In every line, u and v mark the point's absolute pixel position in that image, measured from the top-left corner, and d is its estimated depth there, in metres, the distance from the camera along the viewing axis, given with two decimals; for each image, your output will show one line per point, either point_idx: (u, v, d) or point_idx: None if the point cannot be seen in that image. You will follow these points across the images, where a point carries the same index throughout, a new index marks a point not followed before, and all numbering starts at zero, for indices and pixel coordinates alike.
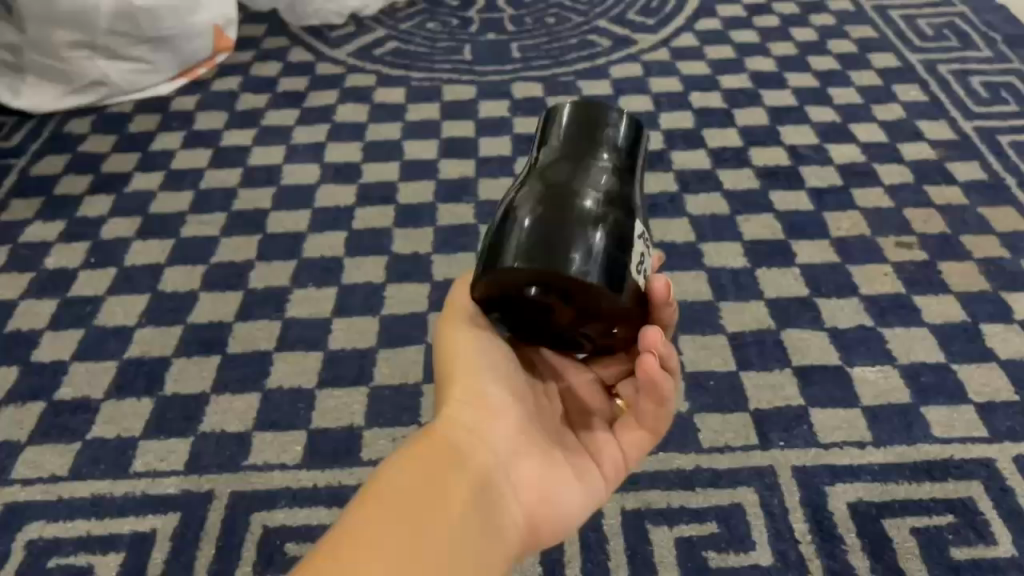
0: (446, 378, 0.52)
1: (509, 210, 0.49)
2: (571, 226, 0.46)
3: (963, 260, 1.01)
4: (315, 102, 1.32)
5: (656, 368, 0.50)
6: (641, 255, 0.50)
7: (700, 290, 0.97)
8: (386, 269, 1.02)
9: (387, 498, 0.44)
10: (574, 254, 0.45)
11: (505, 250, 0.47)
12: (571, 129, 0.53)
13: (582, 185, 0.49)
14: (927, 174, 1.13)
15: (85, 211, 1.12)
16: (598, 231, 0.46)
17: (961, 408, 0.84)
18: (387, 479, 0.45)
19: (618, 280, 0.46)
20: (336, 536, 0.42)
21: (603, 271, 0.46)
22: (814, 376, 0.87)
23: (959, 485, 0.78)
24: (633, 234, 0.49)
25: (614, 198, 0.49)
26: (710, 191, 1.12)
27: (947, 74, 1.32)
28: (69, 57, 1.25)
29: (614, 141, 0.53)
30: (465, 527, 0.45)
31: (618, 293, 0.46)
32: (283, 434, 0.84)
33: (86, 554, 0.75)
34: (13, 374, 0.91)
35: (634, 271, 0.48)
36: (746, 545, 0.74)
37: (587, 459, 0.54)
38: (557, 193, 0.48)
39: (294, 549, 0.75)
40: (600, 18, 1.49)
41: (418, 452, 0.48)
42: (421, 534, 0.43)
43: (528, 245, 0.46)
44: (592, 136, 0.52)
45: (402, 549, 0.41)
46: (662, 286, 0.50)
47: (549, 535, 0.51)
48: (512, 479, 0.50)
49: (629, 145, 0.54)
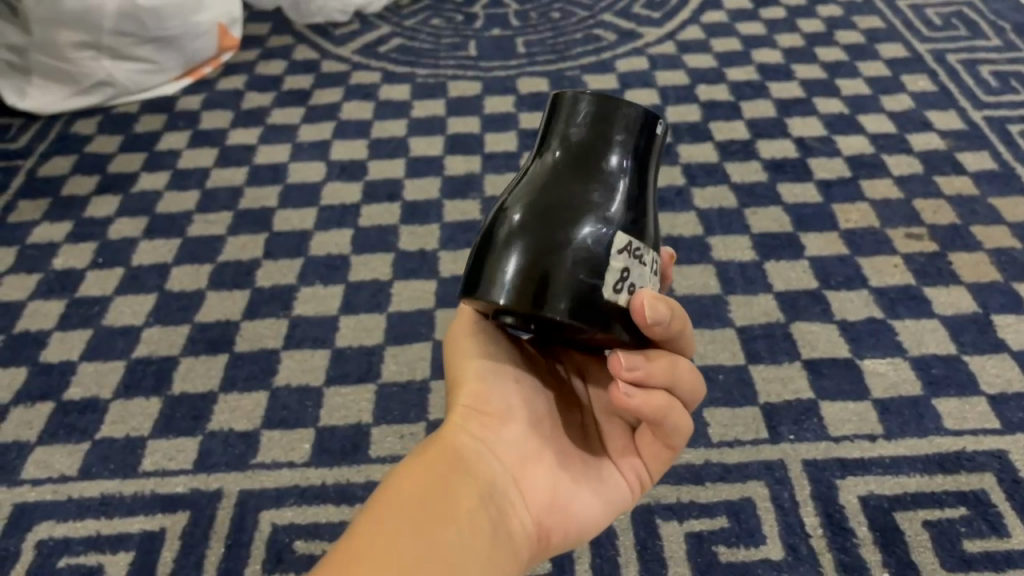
0: (456, 390, 0.53)
1: (495, 227, 0.48)
2: (550, 254, 0.45)
3: (973, 251, 1.00)
4: (320, 100, 1.31)
5: (628, 394, 0.47)
6: (625, 270, 0.46)
7: (708, 284, 0.97)
8: (393, 267, 1.02)
9: (392, 502, 0.44)
10: (546, 291, 0.44)
11: (484, 278, 0.46)
12: (572, 125, 0.49)
13: (568, 205, 0.46)
14: (937, 165, 1.12)
15: (92, 211, 1.13)
16: (574, 262, 0.45)
17: (973, 399, 0.84)
18: (392, 487, 0.46)
19: (593, 313, 0.44)
20: (340, 542, 0.42)
21: (575, 307, 0.44)
22: (824, 369, 0.87)
23: (972, 476, 0.77)
24: (618, 252, 0.46)
25: (609, 217, 0.46)
26: (717, 184, 1.11)
27: (955, 63, 1.31)
28: (74, 58, 1.25)
29: (620, 136, 0.49)
30: (473, 527, 0.44)
31: (592, 327, 0.44)
32: (291, 432, 0.84)
33: (96, 553, 0.75)
34: (22, 375, 0.91)
35: (612, 292, 0.45)
36: (756, 539, 0.73)
37: (603, 468, 0.53)
38: (540, 214, 0.46)
39: (303, 547, 0.75)
40: (605, 12, 1.49)
41: (424, 459, 0.48)
42: (424, 533, 0.42)
43: (504, 276, 0.45)
44: (593, 132, 0.49)
45: (409, 545, 0.41)
46: (639, 307, 0.45)
47: (563, 540, 0.50)
48: (520, 482, 0.49)
49: (642, 133, 0.50)
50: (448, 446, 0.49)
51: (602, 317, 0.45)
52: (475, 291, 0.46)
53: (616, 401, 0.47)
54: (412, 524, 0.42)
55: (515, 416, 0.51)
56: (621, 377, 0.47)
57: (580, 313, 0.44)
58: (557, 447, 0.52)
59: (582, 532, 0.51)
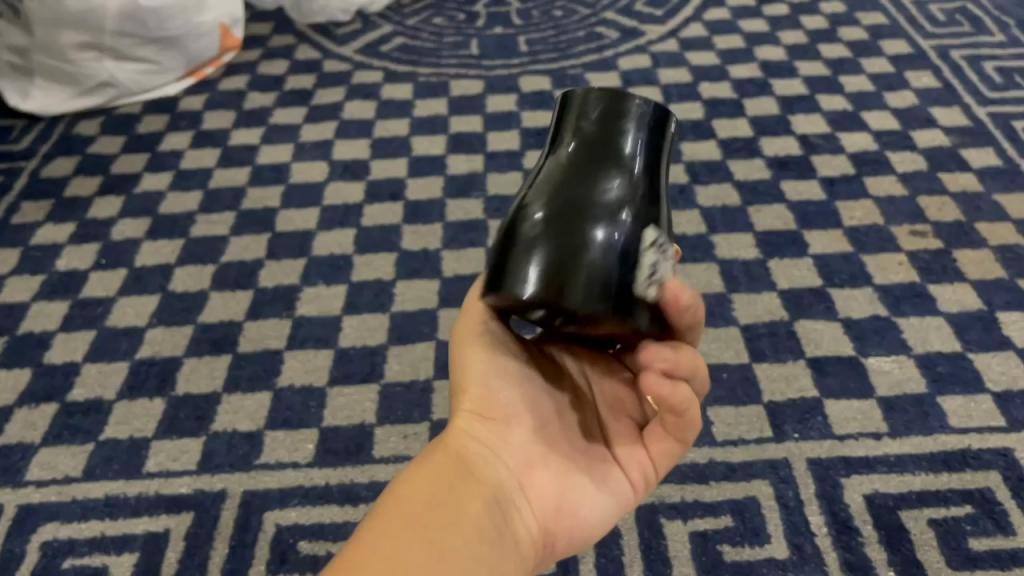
0: (460, 392, 0.53)
1: (517, 220, 0.48)
2: (579, 242, 0.45)
3: (978, 248, 0.99)
4: (323, 100, 1.31)
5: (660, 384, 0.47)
6: (653, 262, 0.47)
7: (712, 282, 0.97)
8: (396, 266, 1.02)
9: (395, 511, 0.44)
10: (578, 279, 0.44)
11: (511, 270, 0.46)
12: (588, 121, 0.50)
13: (594, 194, 0.47)
14: (942, 161, 1.12)
15: (95, 212, 1.13)
16: (605, 251, 0.45)
17: (978, 397, 0.83)
18: (399, 494, 0.46)
19: (625, 301, 0.45)
20: (343, 552, 0.42)
21: (607, 295, 0.44)
22: (828, 368, 0.87)
23: (977, 475, 0.77)
24: (644, 243, 0.47)
25: (629, 206, 0.47)
26: (721, 182, 1.11)
27: (959, 60, 1.30)
28: (77, 59, 1.25)
29: (636, 130, 0.50)
30: (479, 534, 0.44)
31: (624, 316, 0.44)
32: (295, 432, 0.84)
33: (101, 554, 0.75)
34: (26, 376, 0.91)
35: (641, 284, 0.46)
36: (761, 538, 0.73)
37: (614, 466, 0.53)
38: (565, 205, 0.47)
39: (307, 547, 0.75)
40: (608, 10, 1.48)
41: (431, 466, 0.48)
42: (431, 542, 0.42)
43: (534, 267, 0.45)
44: (609, 127, 0.50)
45: (415, 555, 0.41)
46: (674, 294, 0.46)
47: (570, 544, 0.50)
48: (525, 488, 0.49)
49: (654, 131, 0.51)
50: (453, 453, 0.49)
51: (633, 305, 0.45)
52: (502, 284, 0.46)
53: (645, 390, 0.47)
54: (417, 532, 0.42)
55: (520, 421, 0.51)
56: (654, 365, 0.47)
57: (614, 301, 0.44)
58: (563, 450, 0.52)
59: (590, 535, 0.51)
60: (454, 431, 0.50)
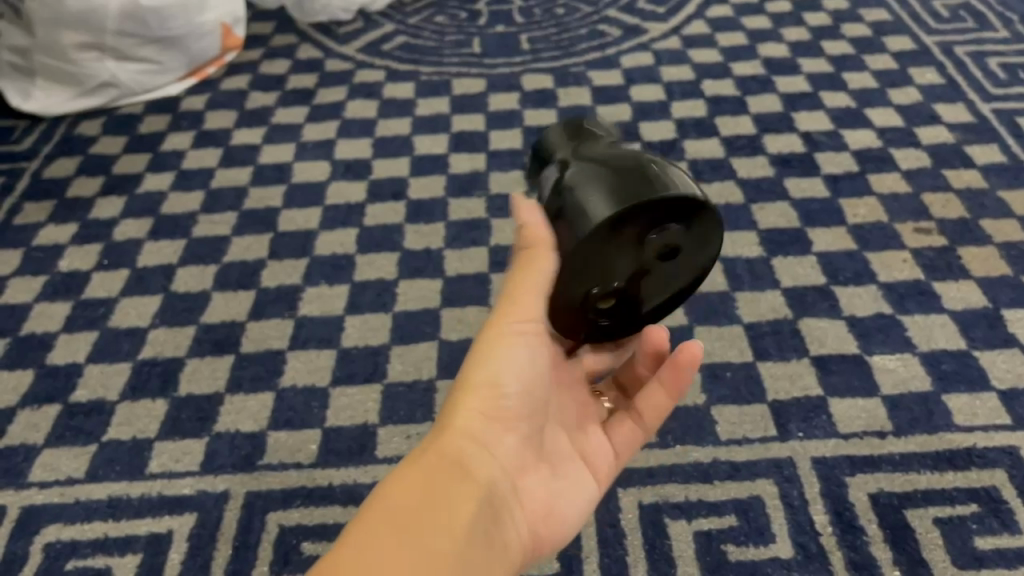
0: (465, 386, 0.52)
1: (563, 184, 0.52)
2: (639, 158, 0.52)
3: (983, 245, 0.99)
4: (324, 99, 1.31)
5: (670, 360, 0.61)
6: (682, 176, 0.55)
7: (715, 280, 0.96)
8: (398, 266, 1.01)
9: (401, 507, 0.43)
10: (659, 175, 0.50)
11: (592, 200, 0.50)
12: (562, 136, 0.59)
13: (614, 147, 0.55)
14: (946, 158, 1.11)
15: (97, 213, 1.12)
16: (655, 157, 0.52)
17: (983, 395, 0.83)
18: (399, 486, 0.45)
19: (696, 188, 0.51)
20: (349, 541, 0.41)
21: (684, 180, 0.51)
22: (832, 366, 0.86)
23: (982, 473, 0.76)
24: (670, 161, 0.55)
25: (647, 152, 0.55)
26: (724, 180, 1.10)
27: (963, 56, 1.30)
28: (78, 60, 1.25)
29: (601, 130, 0.60)
30: (472, 540, 0.45)
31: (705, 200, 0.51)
32: (298, 432, 0.84)
33: (104, 556, 0.75)
34: (29, 377, 0.91)
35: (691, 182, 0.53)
36: (766, 537, 0.73)
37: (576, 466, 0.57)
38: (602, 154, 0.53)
39: (311, 548, 0.75)
40: (610, 7, 1.48)
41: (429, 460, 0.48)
42: (431, 543, 0.42)
43: (617, 182, 0.50)
44: (583, 132, 0.59)
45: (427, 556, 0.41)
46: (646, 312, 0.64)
47: (540, 544, 0.54)
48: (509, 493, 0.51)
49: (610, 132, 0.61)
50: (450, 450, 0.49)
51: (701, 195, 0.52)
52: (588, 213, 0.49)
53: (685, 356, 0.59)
54: (418, 531, 0.42)
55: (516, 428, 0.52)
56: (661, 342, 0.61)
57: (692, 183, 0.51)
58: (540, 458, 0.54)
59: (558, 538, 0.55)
60: (451, 423, 0.50)
